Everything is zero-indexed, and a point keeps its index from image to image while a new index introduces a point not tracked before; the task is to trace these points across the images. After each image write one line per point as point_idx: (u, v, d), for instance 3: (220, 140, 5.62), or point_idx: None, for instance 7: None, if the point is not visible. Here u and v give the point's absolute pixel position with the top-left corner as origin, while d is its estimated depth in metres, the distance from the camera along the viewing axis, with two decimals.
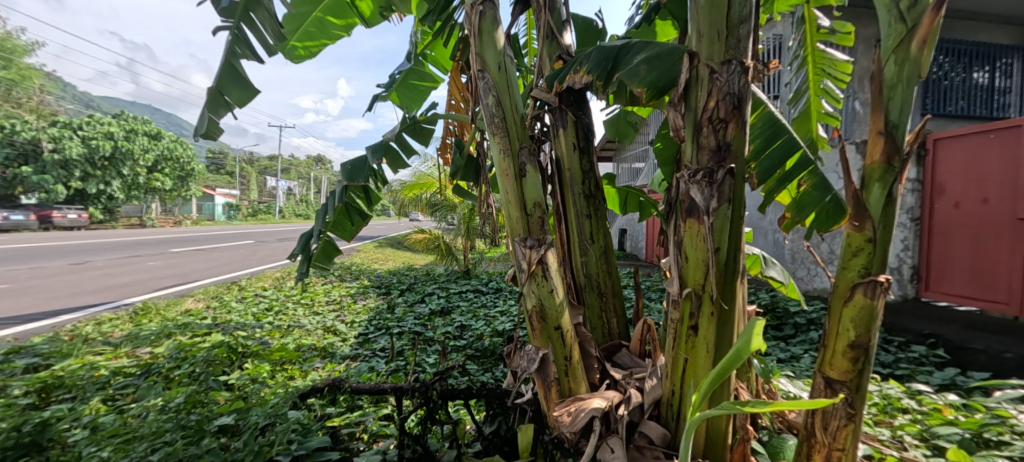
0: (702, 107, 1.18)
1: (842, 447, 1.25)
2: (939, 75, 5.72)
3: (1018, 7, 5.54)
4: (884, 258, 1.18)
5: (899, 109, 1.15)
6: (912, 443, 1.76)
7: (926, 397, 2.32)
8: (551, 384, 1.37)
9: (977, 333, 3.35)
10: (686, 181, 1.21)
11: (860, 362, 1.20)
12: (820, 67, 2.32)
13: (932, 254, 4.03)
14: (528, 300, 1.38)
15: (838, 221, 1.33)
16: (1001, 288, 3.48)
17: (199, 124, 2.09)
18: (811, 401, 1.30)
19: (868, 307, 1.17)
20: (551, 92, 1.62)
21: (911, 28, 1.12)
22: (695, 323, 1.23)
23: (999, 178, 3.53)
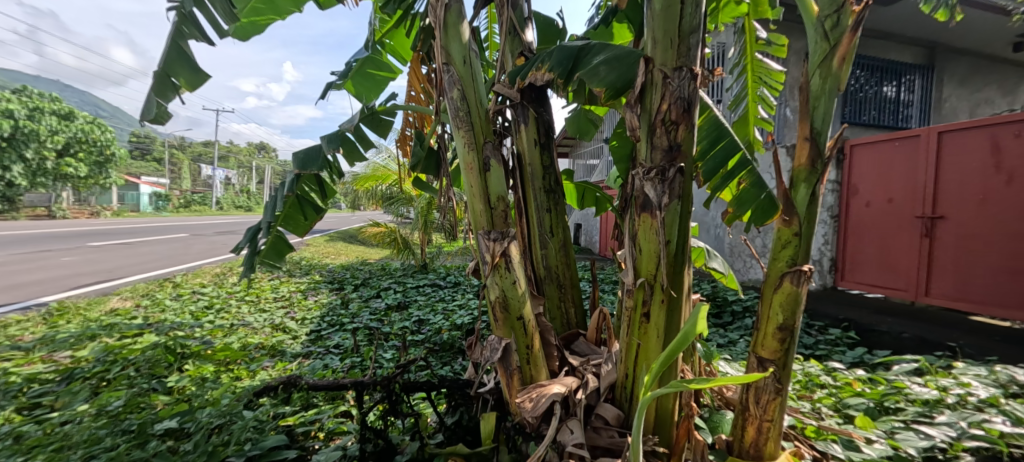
0: (655, 109, 1.27)
1: (771, 418, 1.41)
2: (856, 87, 6.35)
3: (921, 30, 6.24)
4: (807, 251, 1.34)
5: (822, 117, 1.29)
6: (827, 413, 1.99)
7: (841, 373, 2.62)
8: (512, 372, 1.42)
9: (881, 317, 3.80)
10: (641, 178, 1.29)
11: (786, 342, 1.36)
12: (758, 75, 2.51)
13: (846, 247, 4.50)
14: (491, 291, 1.41)
15: (772, 217, 1.48)
16: (903, 277, 3.97)
17: (146, 110, 1.95)
18: (745, 377, 1.45)
19: (793, 293, 1.32)
20: (513, 88, 1.67)
21: (833, 46, 1.27)
22: (647, 310, 1.33)
23: (902, 181, 3.99)
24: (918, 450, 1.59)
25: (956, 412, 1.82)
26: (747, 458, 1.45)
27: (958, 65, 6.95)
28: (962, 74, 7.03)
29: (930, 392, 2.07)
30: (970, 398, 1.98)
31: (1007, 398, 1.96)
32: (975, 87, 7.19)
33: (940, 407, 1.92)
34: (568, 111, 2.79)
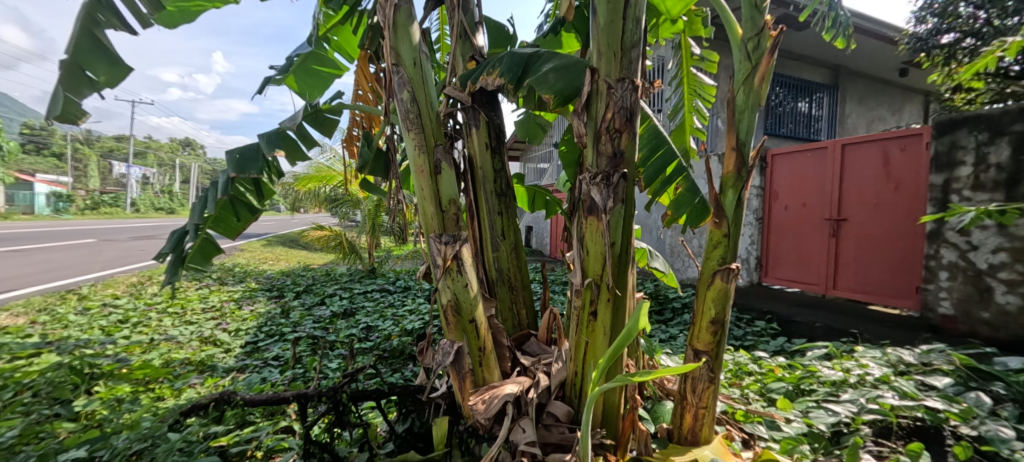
0: (601, 117, 1.34)
1: (705, 405, 1.53)
2: (776, 102, 6.98)
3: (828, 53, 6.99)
4: (735, 250, 1.47)
5: (747, 129, 1.43)
6: (753, 398, 2.19)
7: (765, 361, 2.87)
8: (465, 375, 1.42)
9: (799, 309, 4.20)
10: (587, 183, 1.36)
11: (718, 334, 1.48)
12: (693, 88, 2.72)
13: (769, 247, 4.94)
14: (443, 295, 1.41)
15: (705, 221, 1.64)
16: (815, 273, 4.43)
17: (52, 106, 1.79)
18: (683, 369, 1.56)
19: (722, 289, 1.44)
20: (464, 92, 1.69)
21: (754, 66, 1.41)
22: (595, 308, 1.40)
23: (813, 187, 4.45)
24: (827, 425, 1.79)
25: (857, 390, 2.06)
26: (685, 444, 1.56)
27: (856, 85, 7.87)
28: (860, 94, 7.97)
29: (837, 374, 2.33)
30: (868, 377, 2.25)
31: (896, 376, 2.25)
32: (871, 105, 8.17)
33: (845, 387, 2.17)
34: (520, 115, 2.84)
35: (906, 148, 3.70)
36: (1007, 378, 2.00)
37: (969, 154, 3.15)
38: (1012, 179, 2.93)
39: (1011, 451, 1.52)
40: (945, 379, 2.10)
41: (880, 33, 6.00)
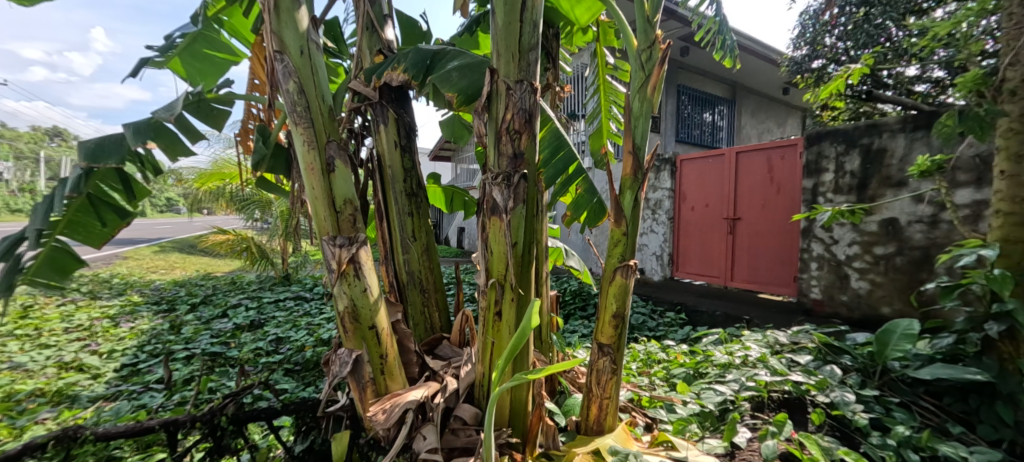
0: (501, 117, 1.34)
1: (609, 395, 1.60)
2: (684, 113, 7.72)
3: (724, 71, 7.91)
4: (633, 247, 1.55)
5: (641, 134, 1.51)
6: (658, 384, 2.41)
7: (671, 349, 3.11)
8: (365, 385, 1.36)
9: (705, 300, 4.59)
10: (490, 184, 1.36)
11: (620, 327, 1.55)
12: (609, 94, 2.82)
13: (678, 244, 5.33)
14: (339, 301, 1.34)
15: (602, 220, 1.84)
16: (717, 267, 4.90)
17: None
18: (588, 362, 1.63)
19: (622, 284, 1.52)
20: (370, 87, 1.62)
21: (647, 75, 1.50)
22: (500, 308, 1.40)
23: (715, 190, 4.90)
24: (715, 404, 2.06)
25: (739, 370, 2.34)
26: (592, 433, 1.63)
27: (750, 100, 8.86)
28: (753, 108, 8.97)
29: (725, 355, 2.61)
30: (749, 357, 2.56)
31: (773, 356, 2.60)
32: (761, 118, 9.23)
33: (731, 368, 2.44)
34: (444, 115, 2.77)
35: (786, 157, 4.26)
36: (853, 351, 2.39)
37: (831, 163, 3.73)
38: (862, 184, 3.57)
39: (854, 414, 1.90)
40: (806, 355, 2.51)
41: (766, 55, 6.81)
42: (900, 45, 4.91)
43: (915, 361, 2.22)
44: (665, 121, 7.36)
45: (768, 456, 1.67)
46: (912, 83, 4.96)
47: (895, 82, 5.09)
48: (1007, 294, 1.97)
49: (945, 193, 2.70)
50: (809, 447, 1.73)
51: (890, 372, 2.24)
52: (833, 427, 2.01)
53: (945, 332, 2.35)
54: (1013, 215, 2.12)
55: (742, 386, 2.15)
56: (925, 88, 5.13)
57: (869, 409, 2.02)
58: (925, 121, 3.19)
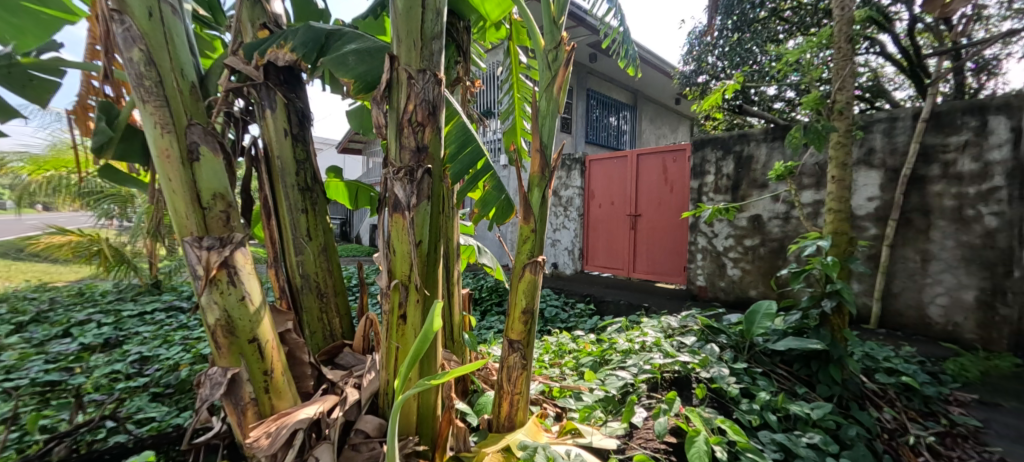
0: (402, 108, 1.25)
1: (519, 391, 1.60)
2: (593, 115, 8.13)
3: (627, 79, 8.50)
4: (541, 244, 1.55)
5: (548, 133, 1.52)
6: (568, 373, 2.54)
7: (580, 339, 3.25)
8: (245, 408, 1.19)
9: (610, 290, 4.87)
10: (391, 179, 1.26)
11: (529, 323, 1.55)
12: (522, 94, 2.84)
13: (587, 239, 5.59)
14: (208, 313, 1.16)
15: (510, 215, 1.86)
16: (621, 260, 5.22)
17: None
18: (499, 359, 1.61)
19: (531, 281, 1.51)
20: (250, 65, 1.42)
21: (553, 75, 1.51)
22: (404, 311, 1.31)
23: (620, 188, 5.23)
24: (618, 388, 2.25)
25: (638, 356, 2.60)
26: (503, 431, 1.62)
27: (649, 108, 9.61)
28: (651, 115, 9.73)
29: (626, 342, 2.84)
30: (647, 342, 2.81)
31: (666, 340, 2.89)
32: (658, 124, 10.07)
33: (632, 353, 2.69)
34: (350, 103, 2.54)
35: (677, 161, 4.69)
36: (727, 331, 2.86)
37: (711, 166, 4.22)
38: (734, 186, 4.07)
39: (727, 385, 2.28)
40: (691, 336, 2.91)
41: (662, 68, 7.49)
42: (764, 66, 5.72)
43: (774, 336, 2.74)
44: (576, 123, 7.64)
45: (661, 433, 1.87)
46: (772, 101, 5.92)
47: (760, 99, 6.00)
48: (837, 277, 2.45)
49: (795, 193, 3.21)
50: (694, 421, 1.93)
51: (755, 346, 2.73)
52: (712, 399, 2.32)
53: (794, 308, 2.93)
54: (841, 212, 2.59)
55: (640, 370, 2.41)
56: (781, 105, 6.07)
57: (740, 380, 2.44)
58: (780, 133, 3.76)
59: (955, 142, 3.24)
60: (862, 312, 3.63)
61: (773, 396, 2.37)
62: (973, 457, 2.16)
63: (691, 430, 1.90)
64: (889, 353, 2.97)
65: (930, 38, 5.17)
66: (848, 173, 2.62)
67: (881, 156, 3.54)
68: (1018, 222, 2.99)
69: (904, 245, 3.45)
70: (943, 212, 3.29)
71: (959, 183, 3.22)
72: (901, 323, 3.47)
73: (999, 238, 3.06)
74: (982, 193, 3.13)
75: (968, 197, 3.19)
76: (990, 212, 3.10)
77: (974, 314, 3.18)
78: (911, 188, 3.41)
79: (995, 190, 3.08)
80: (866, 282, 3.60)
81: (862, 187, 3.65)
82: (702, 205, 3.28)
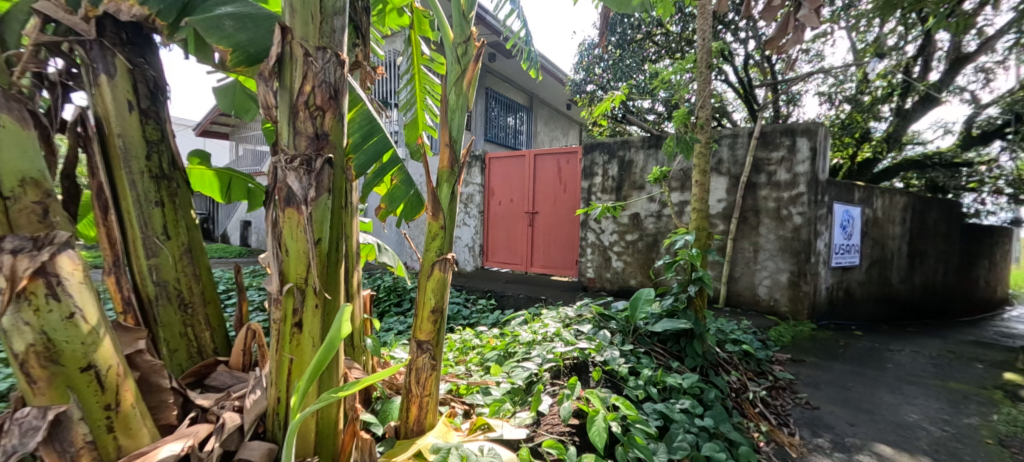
0: (296, 89, 1.07)
1: (429, 393, 1.51)
2: (494, 114, 8.28)
3: (524, 82, 8.83)
4: (451, 241, 1.48)
5: (458, 127, 1.45)
6: (473, 370, 2.48)
7: (484, 334, 3.25)
8: (78, 455, 0.94)
9: (509, 285, 4.94)
10: (282, 168, 1.07)
11: (439, 322, 1.47)
12: (424, 86, 2.67)
13: (488, 236, 5.62)
14: (15, 339, 0.88)
15: (420, 212, 1.72)
16: (519, 255, 5.32)
17: None
18: (407, 361, 1.51)
19: (441, 279, 1.43)
20: (78, 17, 1.14)
21: (462, 70, 1.46)
22: (299, 319, 1.13)
23: (519, 187, 5.33)
24: (523, 378, 2.27)
25: (541, 346, 2.65)
26: (412, 436, 1.52)
27: (544, 111, 10.05)
28: (546, 118, 10.20)
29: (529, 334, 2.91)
30: (547, 332, 2.89)
31: (565, 329, 3.00)
32: (552, 127, 10.59)
33: (534, 344, 2.74)
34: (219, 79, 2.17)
35: (570, 162, 4.95)
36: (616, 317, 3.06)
37: (599, 168, 4.55)
38: (618, 186, 4.43)
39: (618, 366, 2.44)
40: (586, 324, 3.06)
41: (557, 75, 7.92)
42: (642, 82, 6.41)
43: (652, 319, 3.03)
44: (476, 120, 7.65)
45: (566, 416, 1.93)
46: (647, 113, 6.72)
47: (637, 110, 6.76)
48: (700, 267, 2.81)
49: (668, 195, 3.57)
50: (592, 401, 2.01)
51: (638, 329, 2.98)
52: (606, 380, 2.48)
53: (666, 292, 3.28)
54: (701, 211, 2.93)
55: (543, 360, 2.45)
56: (653, 118, 6.87)
57: (628, 360, 2.64)
58: (656, 141, 4.20)
59: (775, 157, 4.12)
60: (713, 294, 4.41)
61: (654, 372, 2.63)
62: (790, 403, 2.84)
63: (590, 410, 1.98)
64: (733, 327, 3.58)
65: (760, 72, 6.42)
66: (708, 179, 2.94)
67: (727, 165, 4.37)
68: (813, 220, 3.91)
69: (742, 239, 4.27)
70: (767, 212, 4.15)
71: (778, 189, 4.09)
72: (740, 301, 4.27)
73: (802, 233, 3.95)
74: (792, 197, 4.02)
75: (784, 200, 4.06)
76: (796, 212, 3.99)
77: (785, 292, 4.05)
78: (746, 192, 4.25)
79: (800, 195, 3.97)
80: (717, 269, 4.37)
81: (714, 191, 4.45)
82: (593, 204, 3.46)
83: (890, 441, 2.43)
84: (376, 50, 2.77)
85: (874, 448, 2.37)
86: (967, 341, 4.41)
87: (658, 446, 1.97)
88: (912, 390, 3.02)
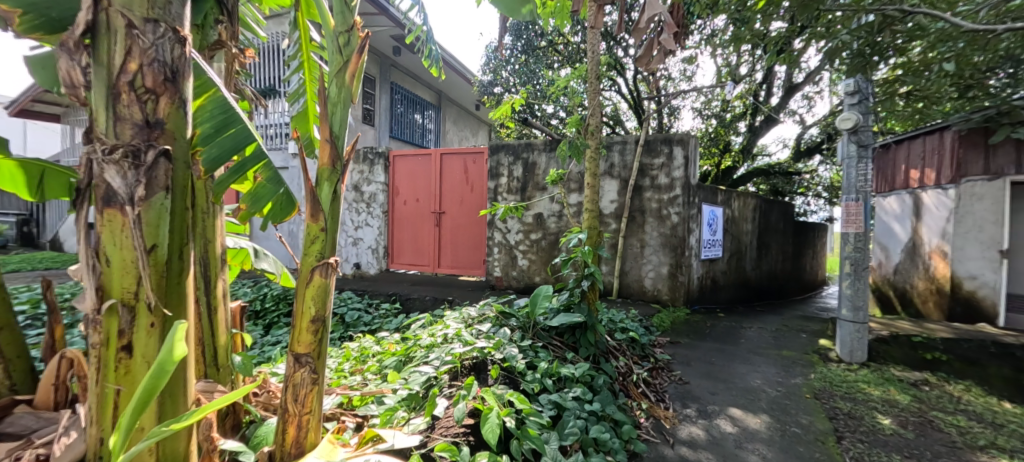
0: (119, 67, 0.90)
1: (309, 410, 1.41)
2: (399, 110, 7.97)
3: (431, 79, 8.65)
4: (333, 244, 1.39)
5: (340, 123, 1.39)
6: (370, 379, 2.36)
7: (385, 340, 3.10)
8: None
9: (415, 287, 4.78)
10: (99, 161, 0.90)
11: (320, 333, 1.38)
12: (314, 76, 2.45)
13: (393, 238, 5.37)
14: None
15: (289, 213, 1.56)
16: (427, 256, 5.21)
17: None
18: (284, 376, 1.39)
19: (322, 285, 1.34)
20: None
21: (345, 62, 1.41)
22: (127, 342, 0.95)
23: (424, 186, 5.20)
24: (421, 384, 2.19)
25: (439, 348, 2.60)
26: (289, 459, 1.39)
27: (452, 110, 9.92)
28: (454, 117, 10.07)
29: (429, 337, 2.84)
30: (448, 334, 2.85)
31: (466, 329, 2.98)
32: (461, 126, 10.51)
33: (434, 347, 2.68)
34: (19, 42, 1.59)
35: (476, 162, 4.98)
36: (516, 314, 3.13)
37: (505, 170, 4.66)
38: (523, 187, 4.62)
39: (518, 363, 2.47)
40: (488, 323, 3.09)
41: (464, 74, 7.88)
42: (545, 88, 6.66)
43: (550, 314, 3.16)
44: (379, 115, 7.31)
45: (460, 418, 1.91)
46: (550, 118, 7.01)
47: (542, 114, 7.01)
48: (592, 263, 2.99)
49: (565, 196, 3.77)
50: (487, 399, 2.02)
51: (537, 324, 3.09)
52: (504, 377, 2.51)
53: (563, 288, 3.44)
54: (593, 211, 3.12)
55: (441, 362, 2.39)
56: (556, 122, 7.18)
57: (526, 355, 2.72)
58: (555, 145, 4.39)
59: (657, 163, 4.56)
60: (607, 287, 4.76)
61: (551, 364, 2.75)
62: (666, 381, 3.18)
63: (484, 408, 1.98)
64: (623, 316, 3.90)
65: (647, 86, 7.09)
66: (599, 181, 3.14)
67: (617, 169, 4.73)
68: (688, 219, 4.41)
69: (631, 236, 4.66)
70: (651, 212, 4.58)
71: (659, 191, 4.53)
72: (630, 293, 4.67)
73: (679, 230, 4.44)
74: (671, 199, 4.49)
75: (664, 201, 4.51)
76: (674, 212, 4.46)
77: (665, 283, 4.51)
78: (633, 194, 4.65)
79: (676, 197, 4.46)
80: (609, 264, 4.72)
81: (607, 193, 4.78)
82: (496, 204, 3.52)
83: (741, 405, 2.85)
84: (253, 32, 2.45)
85: (728, 412, 2.76)
86: (799, 316, 5.36)
87: (550, 435, 2.05)
88: (759, 360, 3.58)
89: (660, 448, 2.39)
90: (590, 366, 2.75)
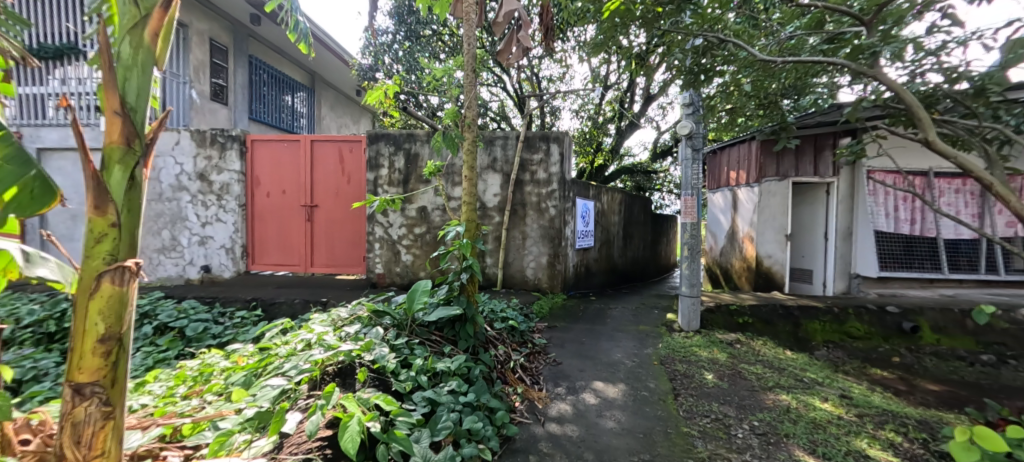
0: None
1: (100, 451, 1.11)
2: (259, 89, 6.99)
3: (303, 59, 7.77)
4: (132, 242, 1.11)
5: (136, 91, 1.11)
6: (209, 401, 1.99)
7: (237, 353, 2.68)
8: None
9: (278, 290, 4.26)
10: None
11: (114, 356, 1.10)
12: None
13: (253, 235, 4.71)
14: None
15: (43, 206, 1.20)
16: (297, 255, 4.68)
17: None
18: (60, 413, 1.09)
19: (115, 295, 1.07)
20: None
21: (143, 16, 1.14)
22: None
23: (292, 176, 4.64)
24: (271, 399, 1.83)
25: (297, 356, 2.29)
26: None
27: (328, 94, 9.05)
28: (331, 102, 9.20)
29: (287, 345, 2.51)
30: (313, 340, 2.53)
31: (332, 332, 2.69)
32: (340, 112, 9.67)
33: (290, 355, 2.37)
34: None
35: (352, 151, 4.61)
36: (391, 313, 2.95)
37: (385, 161, 4.42)
38: (404, 179, 4.45)
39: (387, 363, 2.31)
40: (358, 324, 2.84)
41: (340, 55, 7.22)
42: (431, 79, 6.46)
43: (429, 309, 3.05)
44: (233, 93, 6.33)
45: (314, 432, 1.69)
46: (434, 109, 6.81)
47: (426, 105, 6.77)
48: (470, 257, 2.95)
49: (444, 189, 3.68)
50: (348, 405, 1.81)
51: (415, 321, 2.95)
52: (373, 379, 2.36)
53: (442, 282, 3.36)
54: (472, 203, 3.07)
55: (298, 370, 2.07)
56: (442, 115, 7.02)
57: (399, 355, 2.58)
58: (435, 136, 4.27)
59: (536, 159, 4.73)
60: (491, 279, 4.83)
61: (426, 360, 2.64)
62: (542, 364, 3.33)
63: (345, 416, 1.78)
64: (503, 306, 3.99)
65: (530, 85, 7.36)
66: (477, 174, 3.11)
67: (499, 163, 4.78)
68: (564, 211, 4.69)
69: (513, 229, 4.77)
70: (531, 205, 4.75)
71: (539, 186, 4.72)
72: (512, 283, 4.80)
73: (556, 222, 4.69)
74: (549, 193, 4.71)
75: (543, 195, 4.72)
76: (552, 205, 4.70)
77: (544, 272, 4.73)
78: (515, 188, 4.75)
79: (553, 191, 4.70)
80: (492, 256, 4.79)
81: (489, 186, 4.82)
82: (370, 197, 3.33)
83: (604, 378, 3.13)
84: None
85: (593, 386, 3.00)
86: (655, 295, 6.12)
87: (421, 433, 1.96)
88: (621, 336, 3.98)
89: (531, 428, 2.48)
90: (466, 357, 2.71)
